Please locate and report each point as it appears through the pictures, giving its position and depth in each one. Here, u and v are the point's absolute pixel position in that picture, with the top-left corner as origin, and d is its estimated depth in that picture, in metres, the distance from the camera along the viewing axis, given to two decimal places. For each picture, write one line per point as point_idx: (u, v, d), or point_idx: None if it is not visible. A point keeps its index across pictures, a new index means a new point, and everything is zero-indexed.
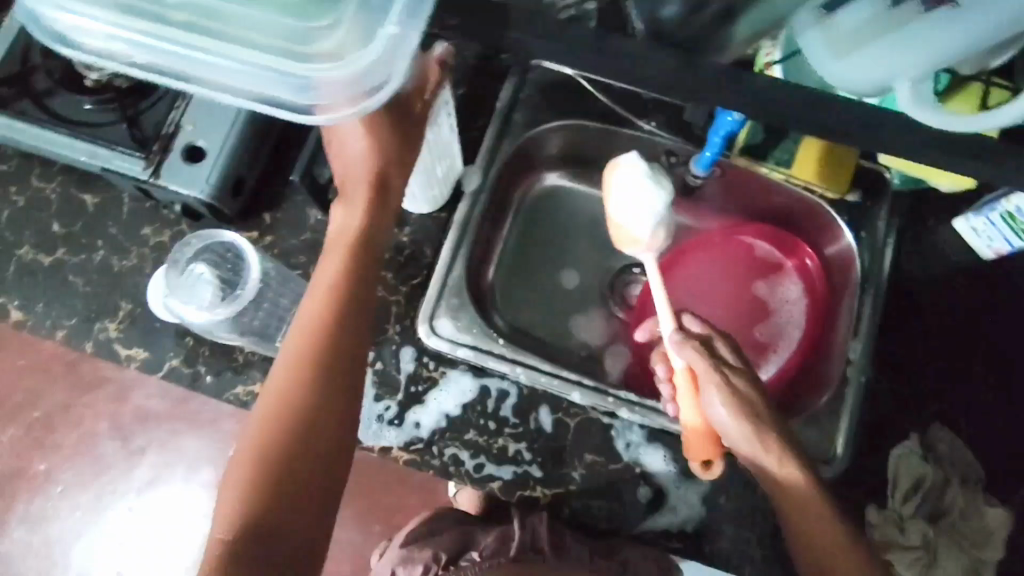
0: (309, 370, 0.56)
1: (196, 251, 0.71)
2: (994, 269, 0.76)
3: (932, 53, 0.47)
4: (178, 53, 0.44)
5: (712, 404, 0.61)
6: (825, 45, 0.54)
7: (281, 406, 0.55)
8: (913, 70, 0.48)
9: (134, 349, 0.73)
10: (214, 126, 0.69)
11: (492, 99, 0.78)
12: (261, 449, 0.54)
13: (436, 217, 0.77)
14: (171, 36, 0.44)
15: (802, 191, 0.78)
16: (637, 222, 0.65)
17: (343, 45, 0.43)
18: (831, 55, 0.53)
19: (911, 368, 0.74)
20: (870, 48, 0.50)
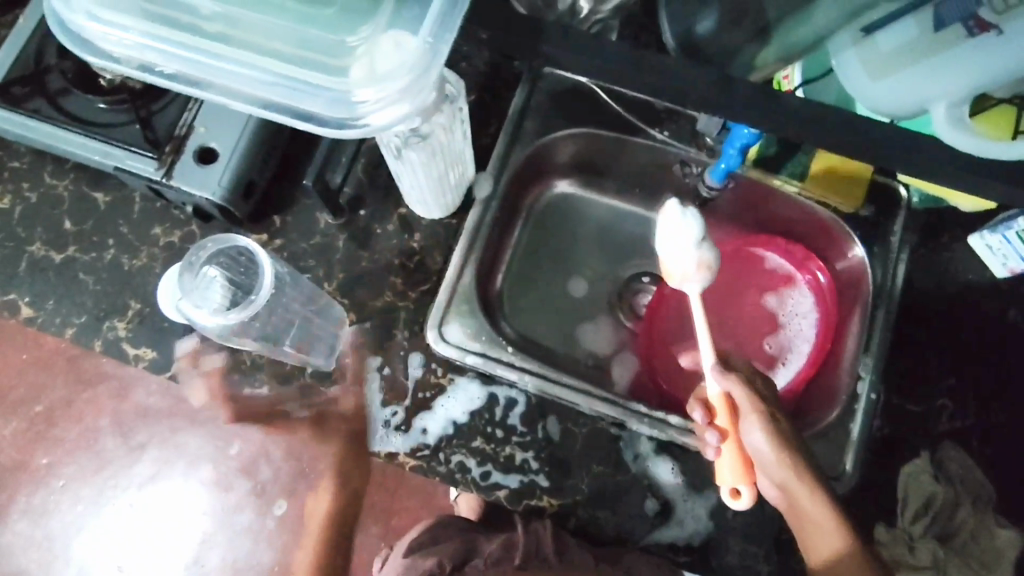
0: None
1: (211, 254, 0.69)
2: (1015, 286, 0.74)
3: (966, 83, 0.46)
4: (202, 58, 0.46)
5: (750, 430, 0.58)
6: (862, 68, 0.50)
7: None
8: (955, 92, 0.46)
9: (141, 349, 0.73)
10: (227, 129, 0.69)
11: (504, 105, 0.78)
12: None
13: (447, 223, 0.76)
14: (199, 44, 0.46)
15: (816, 206, 0.76)
16: (671, 258, 0.63)
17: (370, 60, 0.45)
18: (867, 77, 0.50)
19: (928, 387, 0.72)
20: (912, 70, 0.48)
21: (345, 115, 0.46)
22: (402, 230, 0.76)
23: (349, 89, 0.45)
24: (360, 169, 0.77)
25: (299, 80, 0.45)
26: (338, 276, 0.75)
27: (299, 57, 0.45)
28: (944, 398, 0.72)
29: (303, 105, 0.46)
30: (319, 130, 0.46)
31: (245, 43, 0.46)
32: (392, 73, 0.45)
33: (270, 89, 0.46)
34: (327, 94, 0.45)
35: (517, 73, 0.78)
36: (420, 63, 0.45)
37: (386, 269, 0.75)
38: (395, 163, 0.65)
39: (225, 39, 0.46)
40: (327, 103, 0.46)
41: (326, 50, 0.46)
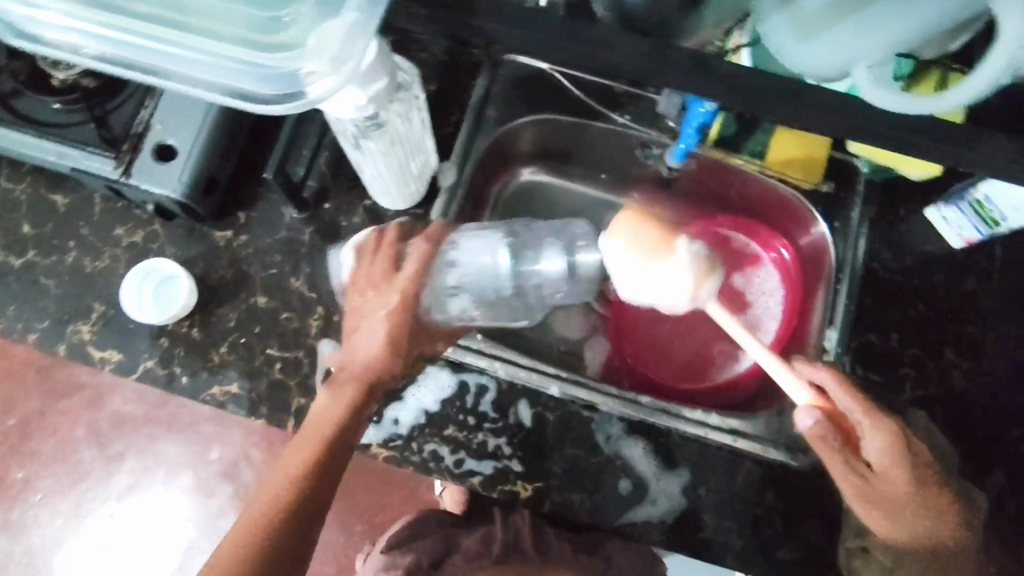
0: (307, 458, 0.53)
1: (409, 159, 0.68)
2: (972, 256, 0.75)
3: (887, 41, 0.42)
4: (126, 39, 0.45)
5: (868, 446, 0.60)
6: (791, 29, 0.48)
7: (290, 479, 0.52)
8: (876, 52, 0.43)
9: (107, 352, 0.72)
10: (185, 124, 0.69)
11: (465, 94, 0.78)
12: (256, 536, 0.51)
13: (412, 214, 0.76)
14: (121, 24, 0.45)
15: (778, 183, 0.77)
16: (661, 296, 0.63)
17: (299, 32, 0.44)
18: (799, 37, 0.48)
19: (890, 357, 0.74)
20: (842, 27, 0.44)
21: (270, 92, 0.45)
22: (368, 222, 0.76)
23: (280, 65, 0.44)
24: (323, 162, 0.77)
25: (223, 57, 0.44)
26: (305, 270, 0.75)
27: (223, 34, 0.44)
28: (906, 366, 0.73)
29: (229, 83, 0.45)
30: (252, 110, 0.45)
31: (168, 20, 0.44)
32: (316, 48, 0.44)
33: (195, 67, 0.45)
34: (256, 71, 0.44)
35: (477, 61, 0.78)
36: (348, 36, 0.44)
37: None
38: (354, 153, 0.64)
39: (146, 17, 0.45)
40: (252, 80, 0.45)
41: (250, 24, 0.44)
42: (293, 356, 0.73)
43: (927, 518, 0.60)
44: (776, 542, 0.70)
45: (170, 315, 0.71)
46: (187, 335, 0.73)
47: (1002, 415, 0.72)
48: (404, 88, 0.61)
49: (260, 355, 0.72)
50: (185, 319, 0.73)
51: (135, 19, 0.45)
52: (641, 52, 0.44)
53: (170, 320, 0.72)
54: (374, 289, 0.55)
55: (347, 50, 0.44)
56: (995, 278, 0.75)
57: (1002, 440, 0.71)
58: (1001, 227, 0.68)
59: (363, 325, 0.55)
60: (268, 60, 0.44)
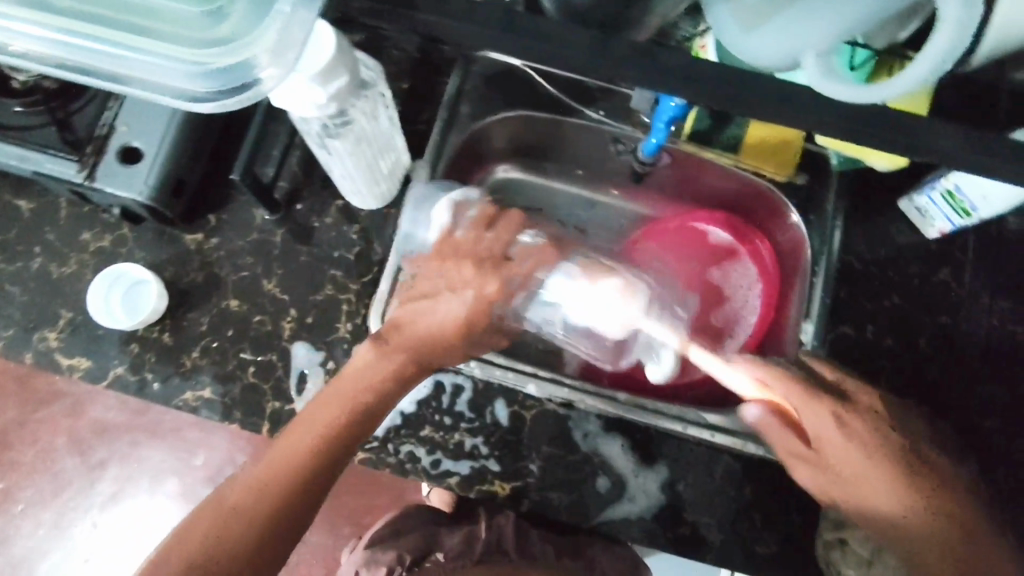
0: (329, 415, 0.54)
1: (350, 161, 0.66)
2: (946, 247, 0.76)
3: (836, 24, 0.41)
4: (57, 36, 0.44)
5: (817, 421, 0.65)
6: (734, 18, 0.48)
7: (312, 436, 0.53)
8: (824, 39, 0.42)
9: (76, 359, 0.71)
10: (148, 126, 0.67)
11: (437, 91, 0.77)
12: (258, 489, 0.52)
13: (385, 213, 0.75)
14: (53, 21, 0.44)
15: (752, 176, 0.77)
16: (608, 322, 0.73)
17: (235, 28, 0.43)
18: (748, 31, 0.47)
19: (866, 349, 0.74)
20: (787, 13, 0.43)
21: (205, 88, 0.43)
22: (341, 222, 0.75)
23: (214, 61, 0.43)
24: (295, 163, 0.76)
25: (156, 54, 0.43)
26: (277, 271, 0.74)
27: (159, 31, 0.43)
28: (882, 357, 0.73)
29: (162, 80, 0.43)
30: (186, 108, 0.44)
31: (103, 18, 0.43)
32: (253, 42, 0.42)
33: (128, 65, 0.44)
34: (189, 67, 0.43)
35: (449, 59, 0.77)
36: (285, 30, 0.42)
37: (326, 262, 0.74)
38: (321, 152, 0.64)
39: (80, 15, 0.44)
40: (186, 77, 0.43)
41: (187, 21, 0.43)
42: (267, 359, 0.72)
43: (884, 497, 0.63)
44: (755, 536, 0.70)
45: (139, 320, 0.70)
46: (158, 340, 0.72)
47: (977, 405, 0.72)
48: (369, 87, 0.60)
49: (233, 359, 0.72)
50: (156, 324, 0.72)
51: (68, 16, 0.44)
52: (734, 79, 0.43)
53: (139, 326, 0.71)
54: (474, 269, 0.57)
55: (286, 45, 0.43)
56: (968, 269, 0.75)
57: (977, 429, 0.72)
58: (972, 217, 0.68)
59: (444, 303, 0.56)
60: (202, 57, 0.43)
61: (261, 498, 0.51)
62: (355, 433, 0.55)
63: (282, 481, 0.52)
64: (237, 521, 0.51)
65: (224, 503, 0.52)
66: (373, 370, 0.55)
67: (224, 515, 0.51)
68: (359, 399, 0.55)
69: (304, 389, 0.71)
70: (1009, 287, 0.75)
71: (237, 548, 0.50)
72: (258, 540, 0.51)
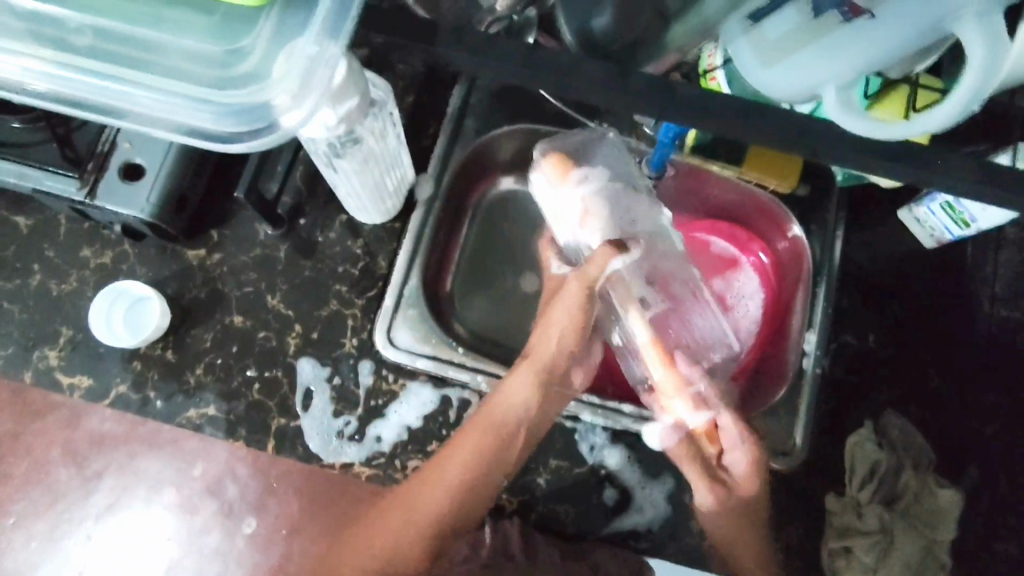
0: (481, 434, 0.64)
1: (366, 182, 0.66)
2: (943, 256, 0.76)
3: (847, 64, 0.42)
4: (72, 75, 0.43)
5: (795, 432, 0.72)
6: (754, 55, 0.48)
7: (478, 452, 0.64)
8: (844, 74, 0.43)
9: (76, 377, 0.71)
10: (152, 144, 0.67)
11: (442, 106, 0.77)
12: (445, 496, 0.65)
13: (389, 227, 0.75)
14: (66, 60, 0.43)
15: (754, 187, 0.77)
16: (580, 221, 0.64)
17: (256, 67, 0.43)
18: (760, 64, 0.48)
19: (867, 357, 0.75)
20: (794, 57, 0.45)
21: (228, 128, 0.43)
22: (345, 236, 0.75)
23: (236, 100, 0.43)
24: (299, 177, 0.76)
25: (175, 94, 0.43)
26: (281, 286, 0.74)
27: (179, 69, 0.43)
28: (884, 366, 0.74)
29: (183, 120, 0.44)
30: (211, 147, 0.44)
31: (115, 54, 0.43)
32: (275, 83, 0.43)
33: (147, 104, 0.43)
34: (211, 107, 0.43)
35: (454, 73, 0.78)
36: (306, 69, 0.43)
37: (331, 277, 0.74)
38: (328, 171, 0.64)
39: (95, 52, 0.43)
40: (207, 117, 0.43)
41: (204, 58, 0.43)
42: (271, 375, 0.71)
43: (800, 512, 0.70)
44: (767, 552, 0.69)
45: (141, 338, 0.70)
46: (161, 357, 0.71)
47: (978, 413, 0.73)
48: (379, 104, 0.60)
49: (237, 376, 0.71)
50: (159, 341, 0.72)
51: (83, 53, 0.43)
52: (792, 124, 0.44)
53: (142, 344, 0.71)
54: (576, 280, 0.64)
55: (307, 86, 0.43)
56: (968, 279, 0.76)
57: (974, 436, 0.72)
58: (971, 227, 0.69)
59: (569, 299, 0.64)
60: (225, 98, 0.43)
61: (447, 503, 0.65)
62: (501, 441, 0.65)
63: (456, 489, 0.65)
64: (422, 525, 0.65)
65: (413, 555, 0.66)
66: (487, 443, 0.64)
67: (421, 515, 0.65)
68: (481, 461, 0.64)
69: (310, 406, 0.70)
70: (1008, 298, 0.76)
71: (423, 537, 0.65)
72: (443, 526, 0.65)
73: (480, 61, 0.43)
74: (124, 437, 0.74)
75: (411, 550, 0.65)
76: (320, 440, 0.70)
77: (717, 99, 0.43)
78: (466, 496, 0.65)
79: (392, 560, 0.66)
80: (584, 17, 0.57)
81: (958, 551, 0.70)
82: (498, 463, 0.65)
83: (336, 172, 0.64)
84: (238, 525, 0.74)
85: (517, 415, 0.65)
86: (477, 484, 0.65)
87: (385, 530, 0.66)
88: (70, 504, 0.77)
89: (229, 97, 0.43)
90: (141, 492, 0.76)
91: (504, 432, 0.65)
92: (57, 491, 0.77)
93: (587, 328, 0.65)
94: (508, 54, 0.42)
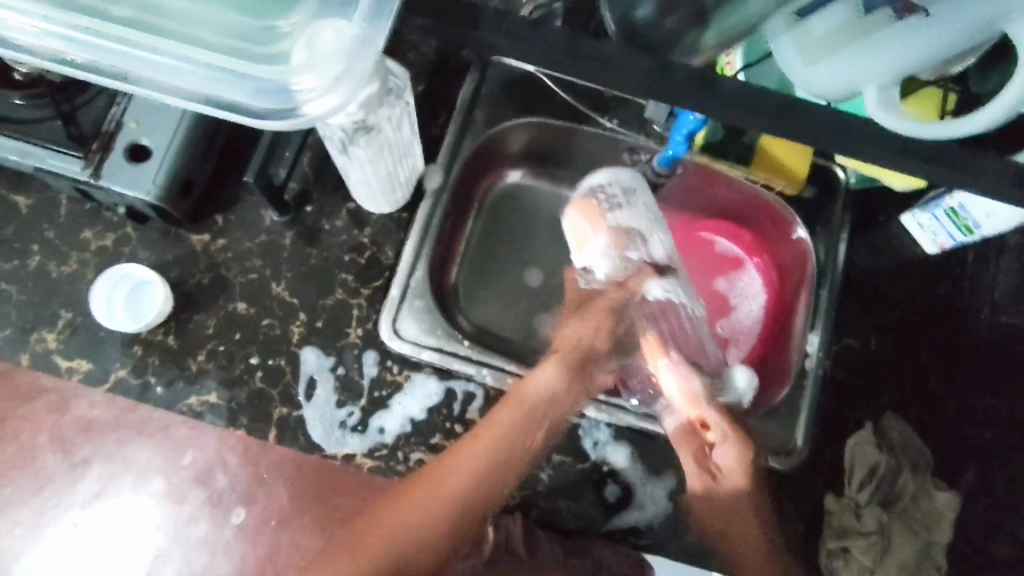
0: (512, 412, 0.63)
1: (380, 175, 0.66)
2: (946, 262, 0.77)
3: (891, 63, 0.44)
4: (108, 44, 0.43)
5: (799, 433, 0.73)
6: (796, 52, 0.48)
7: (513, 425, 0.63)
8: (885, 74, 0.44)
9: (75, 361, 0.70)
10: (161, 124, 0.66)
11: (453, 96, 0.77)
12: (482, 469, 0.61)
13: (397, 217, 0.75)
14: (104, 29, 0.43)
15: (761, 187, 0.77)
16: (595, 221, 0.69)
17: (299, 47, 0.43)
18: (803, 61, 0.48)
19: (869, 361, 0.75)
20: (837, 56, 0.46)
21: (266, 105, 0.43)
22: (352, 226, 0.74)
23: (276, 78, 0.43)
24: (306, 164, 0.75)
25: (215, 68, 0.43)
26: (286, 275, 0.73)
27: (219, 44, 0.43)
28: (885, 370, 0.75)
29: (220, 94, 0.43)
30: (245, 123, 0.43)
31: (156, 26, 0.43)
32: (318, 61, 0.43)
33: (181, 76, 0.43)
34: (251, 84, 0.43)
35: (466, 63, 0.77)
36: (350, 50, 0.43)
37: (336, 266, 0.73)
38: (341, 157, 0.63)
39: (135, 24, 0.43)
40: (242, 92, 0.43)
41: (249, 36, 0.43)
42: (275, 363, 0.70)
43: (799, 520, 0.71)
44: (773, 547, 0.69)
45: (144, 322, 0.69)
46: (162, 343, 0.70)
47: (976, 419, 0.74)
48: (395, 92, 0.59)
49: (240, 364, 0.70)
50: (160, 327, 0.71)
51: (123, 24, 0.43)
52: (819, 122, 0.45)
53: (144, 328, 0.70)
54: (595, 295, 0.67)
55: (350, 65, 0.43)
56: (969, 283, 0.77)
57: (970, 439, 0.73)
58: (974, 234, 0.69)
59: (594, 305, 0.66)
60: (266, 75, 0.43)
61: (484, 476, 0.62)
62: (539, 416, 0.64)
63: (492, 461, 0.62)
64: (456, 499, 0.61)
65: (443, 534, 0.60)
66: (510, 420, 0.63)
67: (456, 488, 0.61)
68: (506, 443, 0.62)
69: (313, 395, 0.70)
70: None
71: (458, 513, 0.61)
72: (474, 499, 0.61)
73: (519, 47, 0.43)
74: (114, 422, 0.71)
75: (427, 535, 0.60)
76: (323, 431, 0.69)
77: (743, 94, 0.44)
78: (492, 477, 0.62)
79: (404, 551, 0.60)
80: (627, 8, 0.54)
81: (951, 552, 0.70)
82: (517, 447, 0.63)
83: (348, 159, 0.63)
84: (225, 516, 0.72)
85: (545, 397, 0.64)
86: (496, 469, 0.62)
87: (395, 516, 0.61)
88: (58, 490, 0.74)
89: (270, 75, 0.43)
90: (129, 480, 0.73)
91: (535, 415, 0.63)
92: (44, 478, 0.73)
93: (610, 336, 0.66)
94: (547, 44, 0.43)
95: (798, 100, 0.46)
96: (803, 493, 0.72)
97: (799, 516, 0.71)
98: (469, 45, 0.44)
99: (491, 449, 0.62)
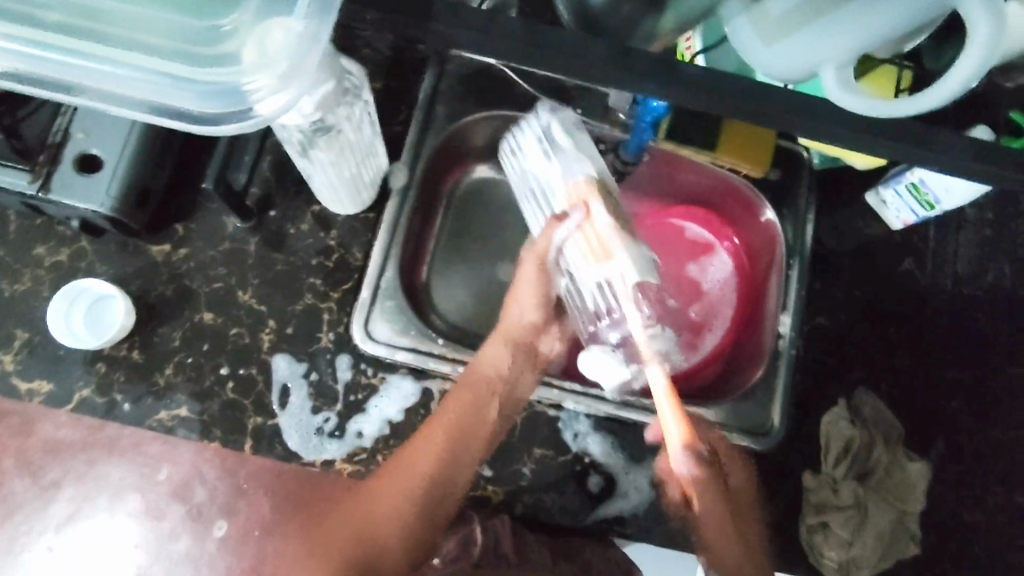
0: (460, 395, 0.65)
1: (339, 173, 0.64)
2: (907, 237, 0.79)
3: (850, 43, 0.43)
4: (46, 55, 0.41)
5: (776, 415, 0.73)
6: (755, 33, 0.49)
7: (468, 403, 0.64)
8: (843, 53, 0.44)
9: (36, 382, 0.67)
10: (110, 132, 0.63)
11: (413, 91, 0.75)
12: (445, 440, 0.63)
13: (363, 218, 0.73)
14: (37, 37, 0.41)
15: (728, 171, 0.78)
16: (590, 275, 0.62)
17: (244, 46, 0.42)
18: (762, 43, 0.48)
19: (838, 338, 0.77)
20: (798, 35, 0.46)
21: (216, 109, 0.42)
22: (318, 228, 0.73)
23: (222, 80, 0.42)
24: (267, 168, 0.73)
25: (158, 73, 0.42)
26: (253, 281, 0.71)
27: (160, 47, 0.42)
28: (855, 346, 0.77)
29: (169, 101, 0.42)
30: (199, 130, 0.43)
31: (91, 31, 0.41)
32: (266, 61, 0.41)
33: (127, 82, 0.42)
34: (197, 87, 0.42)
35: (425, 58, 0.76)
36: (298, 47, 0.41)
37: (304, 271, 0.72)
38: (302, 160, 0.62)
39: (68, 29, 0.41)
40: (189, 97, 0.42)
41: (190, 36, 0.42)
42: (246, 373, 0.69)
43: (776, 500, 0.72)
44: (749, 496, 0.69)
45: (105, 338, 0.67)
46: (127, 359, 0.68)
47: (943, 387, 0.76)
48: (352, 92, 0.58)
49: (210, 376, 0.68)
50: (123, 342, 0.68)
51: (57, 32, 0.41)
52: (780, 107, 0.45)
53: (106, 345, 0.68)
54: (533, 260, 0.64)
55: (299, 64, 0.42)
56: (929, 258, 0.79)
57: (939, 408, 0.75)
58: (935, 209, 0.70)
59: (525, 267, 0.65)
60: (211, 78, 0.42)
61: (443, 449, 0.63)
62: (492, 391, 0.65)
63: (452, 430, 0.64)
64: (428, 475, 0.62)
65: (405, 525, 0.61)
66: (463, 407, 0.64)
67: (421, 466, 0.62)
68: (461, 417, 0.64)
69: (287, 403, 0.68)
70: (968, 275, 0.78)
71: (422, 493, 0.62)
72: (434, 480, 0.62)
73: (474, 38, 0.43)
74: (79, 443, 0.69)
75: (401, 512, 0.61)
76: (300, 438, 0.68)
77: (698, 82, 0.45)
78: (449, 456, 0.63)
79: (370, 541, 0.61)
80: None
81: (925, 519, 0.72)
82: (479, 427, 0.64)
83: (307, 159, 0.61)
84: (206, 530, 0.72)
85: (497, 374, 0.65)
86: (458, 452, 0.64)
87: (366, 508, 0.62)
88: (25, 518, 0.71)
89: (215, 78, 0.42)
90: (100, 501, 0.71)
91: (485, 389, 0.65)
92: (8, 505, 0.71)
93: (550, 302, 0.66)
94: (503, 34, 0.43)
95: (756, 84, 0.46)
96: (782, 471, 0.73)
97: (776, 497, 0.72)
98: (425, 38, 0.43)
99: (451, 421, 0.64)
